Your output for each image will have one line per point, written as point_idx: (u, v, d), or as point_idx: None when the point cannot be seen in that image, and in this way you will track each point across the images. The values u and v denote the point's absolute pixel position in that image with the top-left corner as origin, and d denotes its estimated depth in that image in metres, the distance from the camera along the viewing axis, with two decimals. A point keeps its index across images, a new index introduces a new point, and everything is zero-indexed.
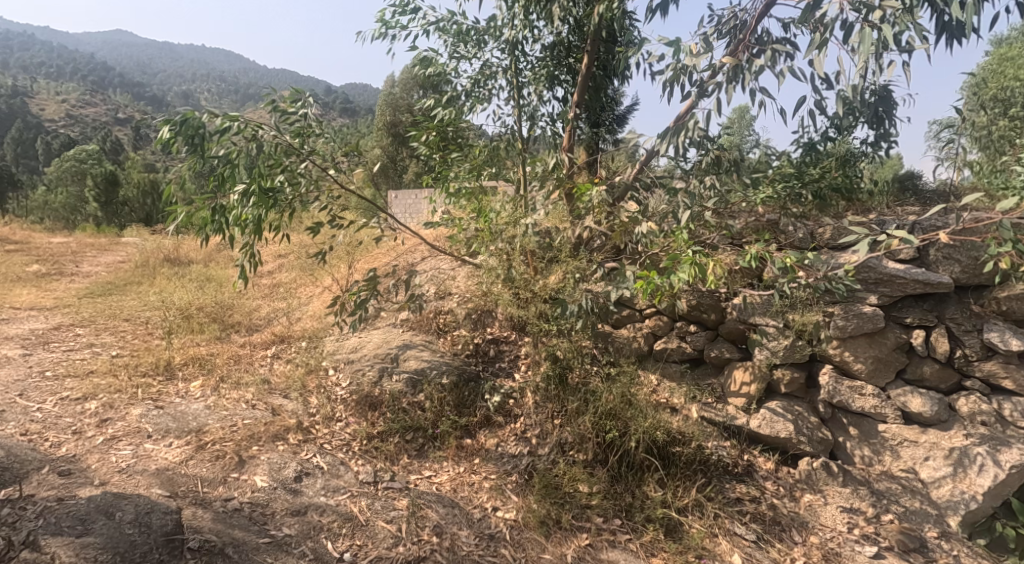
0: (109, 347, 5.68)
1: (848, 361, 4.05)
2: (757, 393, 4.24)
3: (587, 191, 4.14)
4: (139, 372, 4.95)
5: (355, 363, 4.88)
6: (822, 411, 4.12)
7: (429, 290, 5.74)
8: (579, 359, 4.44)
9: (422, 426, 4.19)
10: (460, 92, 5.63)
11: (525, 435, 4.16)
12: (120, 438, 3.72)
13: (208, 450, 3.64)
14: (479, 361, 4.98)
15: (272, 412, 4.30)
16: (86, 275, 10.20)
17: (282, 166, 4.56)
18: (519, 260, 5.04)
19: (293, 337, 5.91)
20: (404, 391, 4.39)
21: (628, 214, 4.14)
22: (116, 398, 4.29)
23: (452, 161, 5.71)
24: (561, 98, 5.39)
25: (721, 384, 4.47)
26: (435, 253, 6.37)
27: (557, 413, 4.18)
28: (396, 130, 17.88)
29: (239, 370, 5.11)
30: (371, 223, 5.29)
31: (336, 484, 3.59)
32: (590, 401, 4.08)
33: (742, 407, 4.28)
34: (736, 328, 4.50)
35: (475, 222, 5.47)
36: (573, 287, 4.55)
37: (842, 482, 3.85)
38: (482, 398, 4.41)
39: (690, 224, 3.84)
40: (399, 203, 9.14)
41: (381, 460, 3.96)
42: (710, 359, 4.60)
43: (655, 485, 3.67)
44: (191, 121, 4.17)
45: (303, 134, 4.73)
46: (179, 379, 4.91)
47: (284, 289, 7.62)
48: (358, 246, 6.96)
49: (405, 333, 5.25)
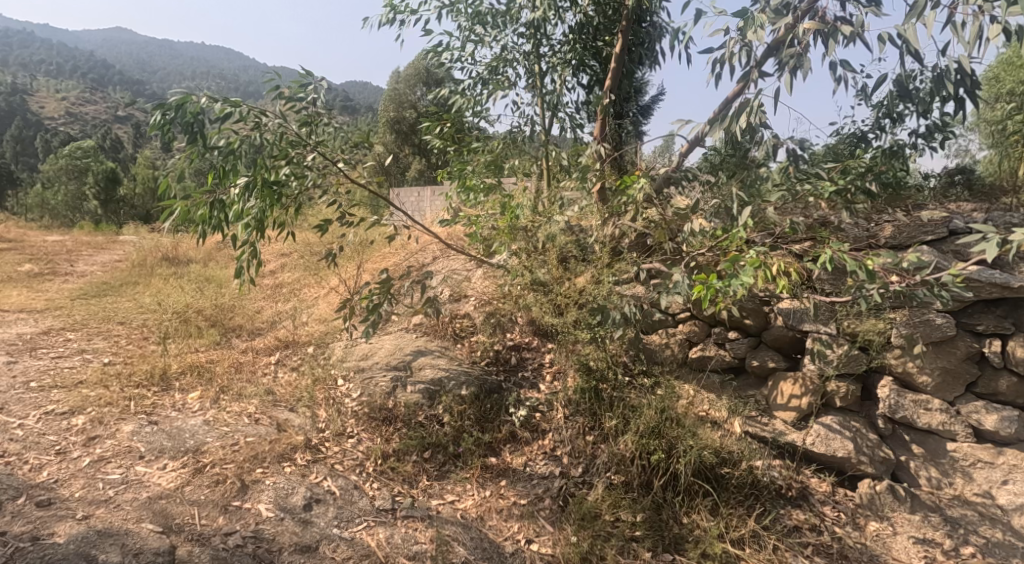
0: (101, 354, 5.31)
1: (912, 373, 3.68)
2: (809, 408, 3.87)
3: (632, 182, 3.78)
4: (133, 382, 4.58)
5: (367, 372, 4.52)
6: (881, 427, 3.75)
7: (443, 292, 5.38)
8: (611, 368, 4.10)
9: (442, 443, 3.86)
10: (476, 80, 5.24)
11: (555, 454, 3.84)
12: (109, 459, 3.34)
13: (206, 474, 3.26)
14: (500, 369, 4.62)
15: (277, 428, 3.93)
16: (81, 274, 9.84)
17: (287, 158, 4.21)
18: (542, 261, 4.68)
19: (298, 342, 5.55)
20: (420, 403, 4.09)
21: (674, 210, 3.78)
22: (107, 412, 3.92)
23: (469, 154, 5.33)
24: (586, 85, 5.00)
25: (766, 396, 4.11)
26: (449, 253, 6.01)
27: (591, 429, 3.90)
28: (400, 127, 17.50)
29: (241, 379, 4.76)
30: (383, 221, 4.93)
31: (350, 513, 3.24)
32: (630, 418, 3.78)
33: (791, 423, 3.92)
34: (784, 334, 4.13)
35: (494, 220, 5.11)
36: (605, 290, 4.19)
37: (910, 508, 3.49)
38: (506, 413, 4.09)
39: (747, 222, 3.39)
40: (405, 206, 8.86)
41: (398, 483, 3.61)
42: (753, 368, 4.26)
43: (707, 514, 3.33)
44: (188, 106, 3.85)
45: (310, 123, 4.33)
46: (176, 389, 4.54)
47: (288, 290, 7.25)
48: (367, 246, 6.61)
49: (420, 339, 4.89)
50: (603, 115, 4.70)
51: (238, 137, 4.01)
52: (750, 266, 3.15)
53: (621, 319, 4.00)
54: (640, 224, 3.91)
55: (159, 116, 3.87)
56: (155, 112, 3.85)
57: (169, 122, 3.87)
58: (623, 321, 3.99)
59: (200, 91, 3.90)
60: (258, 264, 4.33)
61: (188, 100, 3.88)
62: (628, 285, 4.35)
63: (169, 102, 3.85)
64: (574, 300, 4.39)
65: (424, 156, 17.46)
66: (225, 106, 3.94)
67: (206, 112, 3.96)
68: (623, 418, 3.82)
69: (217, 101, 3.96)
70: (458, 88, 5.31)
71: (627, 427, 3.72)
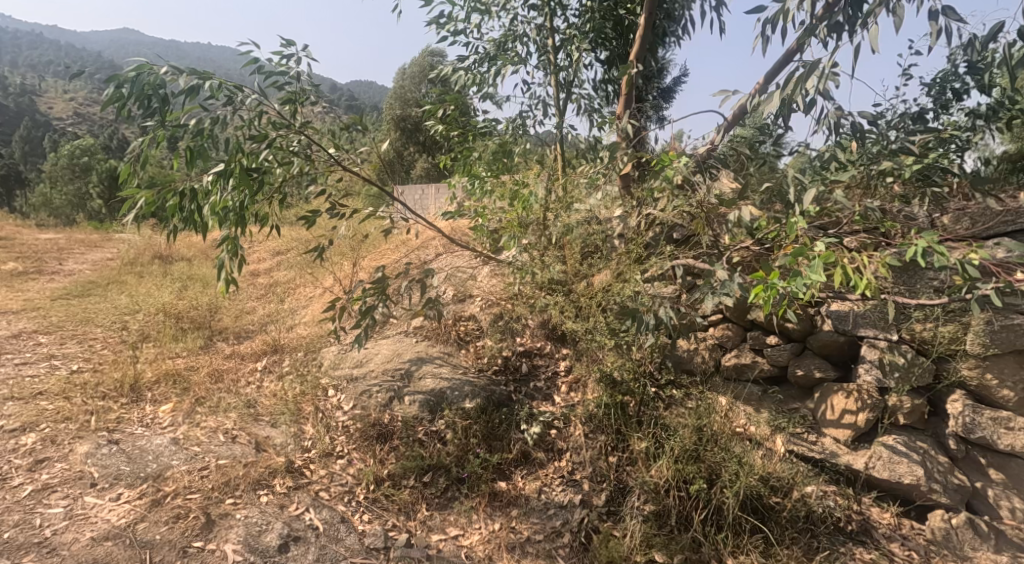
0: (71, 360, 4.84)
1: (991, 387, 3.17)
2: (864, 426, 3.35)
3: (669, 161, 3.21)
4: (99, 394, 4.11)
5: (361, 383, 4.06)
6: (953, 449, 3.25)
7: (446, 292, 4.90)
8: (637, 379, 3.58)
9: (444, 465, 3.40)
10: (482, 57, 4.74)
11: (574, 478, 3.35)
12: (54, 488, 2.88)
13: (167, 507, 2.81)
14: (509, 379, 4.11)
15: (255, 448, 3.46)
16: (66, 273, 9.39)
17: (268, 140, 3.58)
18: (557, 257, 4.19)
19: (287, 346, 5.07)
20: (420, 418, 3.67)
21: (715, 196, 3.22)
22: (62, 429, 3.45)
23: (475, 139, 4.83)
24: (603, 61, 4.52)
25: (811, 411, 3.58)
26: (452, 249, 5.52)
27: (614, 450, 3.42)
28: (405, 124, 17.01)
29: (221, 389, 4.28)
30: (379, 213, 4.43)
31: (334, 553, 2.83)
32: (664, 439, 3.32)
33: (843, 442, 3.41)
34: (832, 339, 3.58)
35: (503, 212, 4.63)
36: (629, 290, 3.66)
37: (993, 546, 3.01)
38: (517, 429, 3.60)
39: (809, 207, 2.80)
40: (407, 203, 8.35)
41: (394, 514, 3.15)
42: (795, 380, 3.72)
43: (758, 556, 2.92)
44: (145, 77, 3.24)
45: (295, 101, 3.80)
46: (147, 401, 4.07)
47: (281, 289, 6.77)
48: (363, 241, 6.13)
49: (420, 344, 4.41)
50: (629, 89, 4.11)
51: (210, 117, 3.41)
52: (821, 261, 2.60)
53: (654, 329, 3.35)
54: (672, 214, 3.39)
55: (112, 90, 3.26)
56: (107, 84, 3.23)
57: (125, 97, 3.28)
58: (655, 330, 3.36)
59: (162, 60, 3.30)
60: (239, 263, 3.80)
61: (145, 70, 3.27)
62: (655, 282, 3.82)
63: (123, 73, 3.24)
64: (594, 301, 3.87)
65: (429, 153, 16.95)
66: (189, 77, 3.32)
67: (170, 86, 3.36)
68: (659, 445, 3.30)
69: (181, 72, 3.36)
70: (464, 66, 4.80)
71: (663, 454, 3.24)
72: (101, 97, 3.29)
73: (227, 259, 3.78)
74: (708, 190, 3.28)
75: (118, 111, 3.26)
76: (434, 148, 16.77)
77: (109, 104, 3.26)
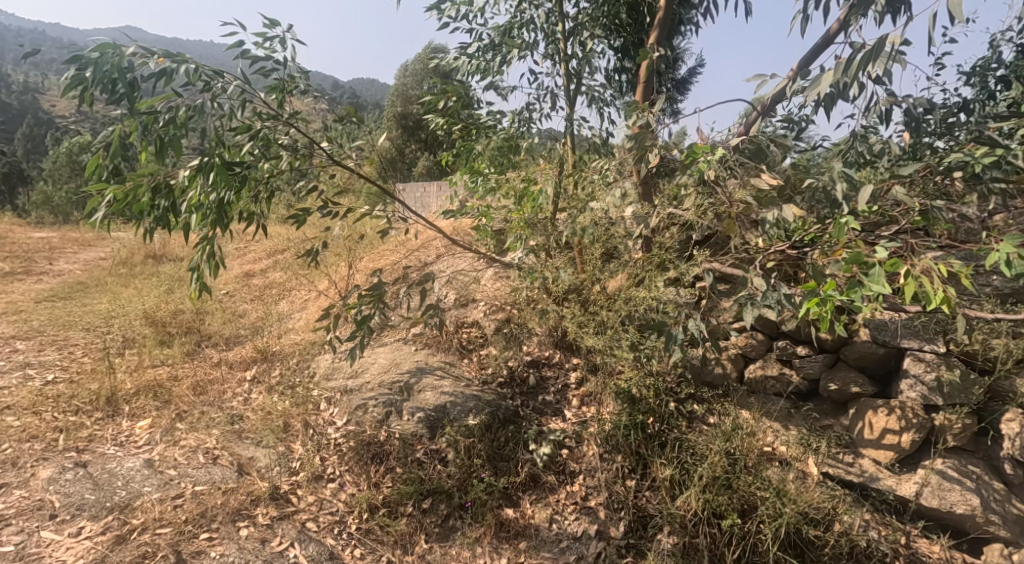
0: (47, 368, 4.56)
1: None
2: (909, 448, 3.06)
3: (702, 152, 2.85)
4: (74, 407, 3.84)
5: (356, 396, 3.79)
6: (1008, 474, 2.96)
7: (448, 296, 4.62)
8: (658, 395, 3.29)
9: (445, 490, 3.11)
10: (486, 45, 4.43)
11: (588, 505, 3.08)
12: (9, 521, 2.74)
13: (130, 547, 2.66)
14: (515, 393, 3.80)
15: (237, 472, 3.18)
16: (56, 273, 9.10)
17: (252, 131, 3.29)
18: (566, 260, 3.90)
19: (278, 352, 4.79)
20: (420, 435, 3.42)
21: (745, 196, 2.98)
22: (28, 452, 3.19)
23: (478, 134, 4.53)
24: (617, 49, 4.21)
25: (847, 429, 3.27)
26: (454, 249, 5.24)
27: (631, 473, 3.15)
28: (406, 121, 16.64)
29: (205, 400, 4.00)
30: (376, 212, 4.14)
31: None
32: (688, 462, 3.03)
33: (884, 464, 3.12)
34: (868, 350, 3.26)
35: (508, 211, 4.34)
36: (650, 297, 3.36)
37: None
38: (524, 449, 3.31)
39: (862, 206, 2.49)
40: (408, 201, 8.01)
41: (389, 548, 2.91)
42: (827, 394, 3.38)
43: None
44: (109, 58, 2.90)
45: (281, 90, 3.48)
46: (124, 415, 3.79)
47: (275, 290, 6.48)
48: (361, 241, 5.84)
49: (419, 353, 4.13)
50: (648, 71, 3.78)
51: (187, 106, 3.09)
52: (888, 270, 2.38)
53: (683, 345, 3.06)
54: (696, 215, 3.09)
55: (73, 72, 2.92)
56: (67, 65, 2.90)
57: (88, 81, 2.94)
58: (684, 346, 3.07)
59: (129, 39, 2.96)
60: (215, 272, 3.55)
61: (110, 50, 2.93)
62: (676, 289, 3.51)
63: (85, 53, 2.90)
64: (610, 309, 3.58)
65: (430, 151, 16.59)
66: (159, 60, 2.99)
67: (141, 69, 3.04)
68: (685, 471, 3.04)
69: (152, 54, 3.03)
70: (467, 54, 4.49)
71: (689, 480, 2.99)
72: (61, 80, 2.95)
73: (200, 267, 3.52)
74: (736, 190, 3.00)
75: (80, 97, 2.93)
76: (436, 146, 16.42)
77: (70, 88, 2.92)
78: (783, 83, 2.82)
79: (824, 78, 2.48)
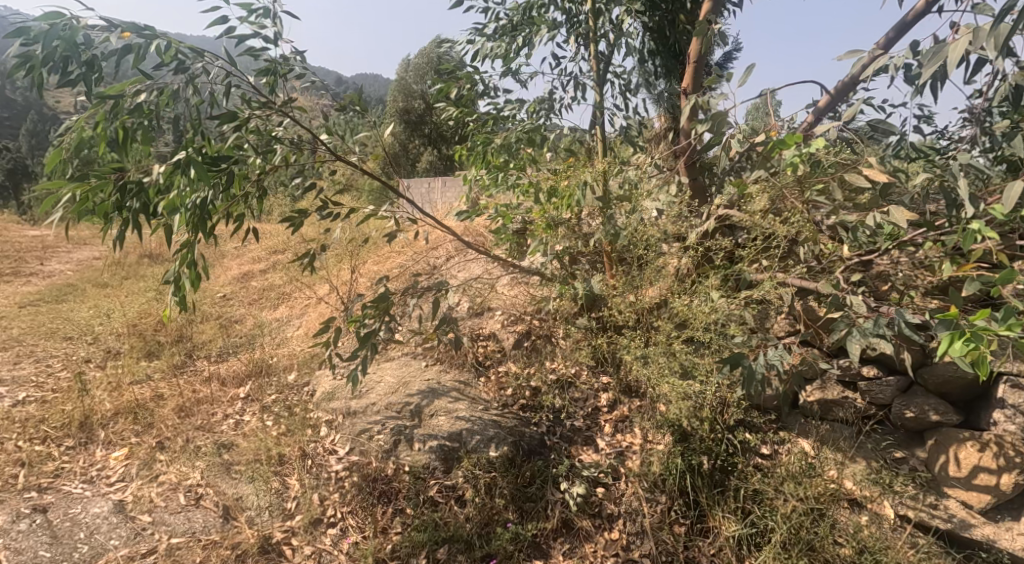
0: (21, 384, 4.16)
1: None
2: (1008, 491, 2.62)
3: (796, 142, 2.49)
4: (44, 433, 3.44)
5: (361, 421, 3.39)
6: None
7: (461, 305, 4.21)
8: (711, 428, 2.85)
9: (463, 538, 2.73)
10: (504, 25, 3.97)
11: (631, 556, 2.68)
12: None
13: None
14: (540, 417, 3.37)
15: (223, 519, 2.81)
16: (45, 273, 8.71)
17: (240, 122, 2.82)
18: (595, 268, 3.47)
19: (275, 365, 4.39)
20: (433, 469, 3.02)
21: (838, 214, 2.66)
22: None
23: (495, 125, 4.09)
24: (651, 28, 3.75)
25: (927, 464, 2.83)
26: (466, 252, 4.82)
27: (680, 518, 2.75)
28: (410, 116, 16.09)
29: (192, 422, 3.60)
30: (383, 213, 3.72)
31: None
32: (757, 517, 2.65)
33: (975, 508, 2.69)
34: (952, 372, 2.78)
35: (528, 212, 3.91)
36: (703, 313, 2.90)
37: None
38: (553, 487, 2.91)
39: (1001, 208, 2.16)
40: (414, 199, 7.55)
41: None
42: (898, 421, 2.90)
43: None
44: (61, 33, 2.40)
45: (273, 72, 2.99)
46: (101, 442, 3.39)
47: (273, 294, 6.08)
48: (365, 243, 5.43)
49: (430, 371, 3.72)
50: (697, 54, 3.27)
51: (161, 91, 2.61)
52: None
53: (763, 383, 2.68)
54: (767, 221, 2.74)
55: (19, 49, 2.41)
56: (9, 39, 2.40)
57: (38, 59, 2.43)
58: (764, 380, 2.68)
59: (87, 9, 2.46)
60: (197, 281, 3.27)
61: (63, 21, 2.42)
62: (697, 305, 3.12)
63: (31, 25, 2.39)
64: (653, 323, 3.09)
65: (435, 147, 16.10)
66: (125, 35, 2.51)
67: (103, 45, 2.54)
68: (757, 526, 2.64)
69: (114, 27, 2.53)
70: (484, 35, 4.02)
71: (761, 537, 2.62)
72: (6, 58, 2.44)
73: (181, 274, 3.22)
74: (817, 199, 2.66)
75: (27, 78, 2.43)
76: (441, 141, 15.93)
77: (16, 68, 2.43)
78: (879, 60, 2.40)
79: (950, 50, 2.05)
